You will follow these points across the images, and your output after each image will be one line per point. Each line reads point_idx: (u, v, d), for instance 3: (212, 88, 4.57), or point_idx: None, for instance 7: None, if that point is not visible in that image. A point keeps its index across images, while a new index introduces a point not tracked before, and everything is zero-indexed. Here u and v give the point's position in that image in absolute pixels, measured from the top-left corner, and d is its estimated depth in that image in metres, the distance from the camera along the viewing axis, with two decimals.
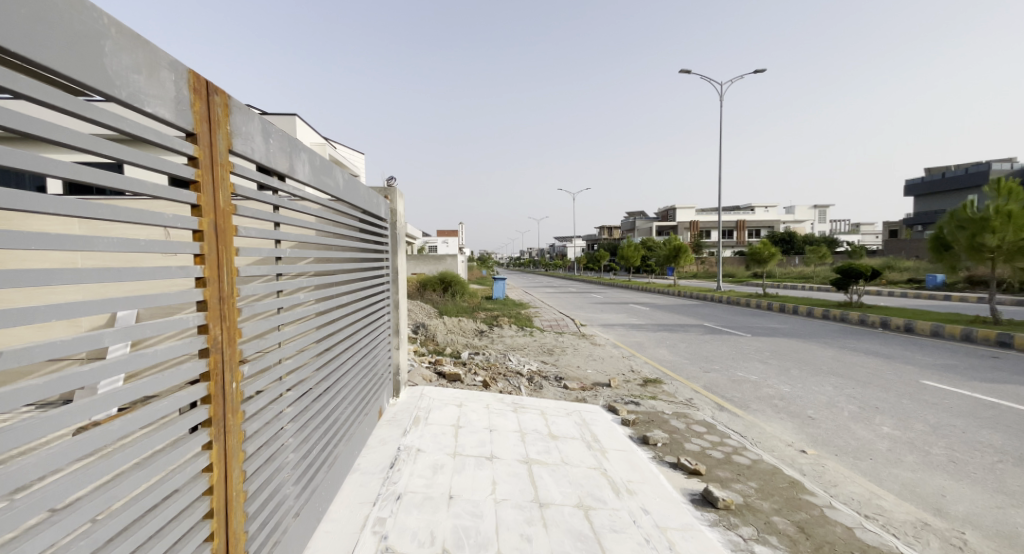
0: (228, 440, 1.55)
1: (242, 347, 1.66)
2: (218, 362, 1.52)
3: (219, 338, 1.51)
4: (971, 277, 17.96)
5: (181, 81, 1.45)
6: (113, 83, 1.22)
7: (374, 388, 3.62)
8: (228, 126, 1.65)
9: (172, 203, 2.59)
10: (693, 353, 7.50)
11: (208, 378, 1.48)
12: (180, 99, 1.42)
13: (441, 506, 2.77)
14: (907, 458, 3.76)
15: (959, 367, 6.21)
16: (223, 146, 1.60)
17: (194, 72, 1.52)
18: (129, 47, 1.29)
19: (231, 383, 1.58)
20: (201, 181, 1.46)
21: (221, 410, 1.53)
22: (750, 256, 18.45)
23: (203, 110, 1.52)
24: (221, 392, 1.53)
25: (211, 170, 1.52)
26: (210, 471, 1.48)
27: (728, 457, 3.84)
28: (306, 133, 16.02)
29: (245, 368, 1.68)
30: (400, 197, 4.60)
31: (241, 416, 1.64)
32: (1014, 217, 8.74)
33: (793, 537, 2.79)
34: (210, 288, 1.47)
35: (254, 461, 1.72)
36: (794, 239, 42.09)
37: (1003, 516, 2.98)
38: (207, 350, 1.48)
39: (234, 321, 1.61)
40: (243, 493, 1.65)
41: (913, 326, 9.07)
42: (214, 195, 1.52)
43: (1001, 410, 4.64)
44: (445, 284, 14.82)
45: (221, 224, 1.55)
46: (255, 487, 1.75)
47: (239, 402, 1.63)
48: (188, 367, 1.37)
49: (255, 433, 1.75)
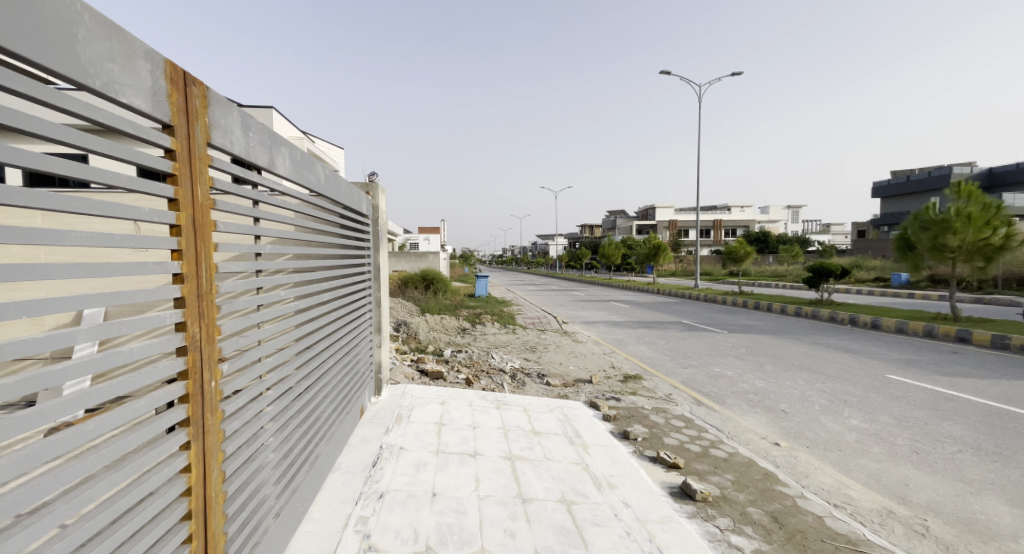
0: (206, 439, 1.57)
1: (221, 345, 1.67)
2: (196, 360, 1.53)
3: (197, 336, 1.53)
4: (933, 276, 18.68)
5: (157, 72, 1.43)
6: (87, 72, 1.21)
7: (355, 386, 3.64)
8: (206, 118, 1.63)
9: (147, 198, 2.55)
10: (672, 349, 7.67)
11: (185, 376, 1.49)
12: (156, 90, 1.41)
13: (424, 504, 2.82)
14: (873, 449, 3.94)
15: (921, 361, 6.48)
16: (201, 138, 1.59)
17: (170, 62, 1.50)
18: (104, 35, 1.27)
19: (209, 381, 1.59)
20: (178, 175, 1.45)
21: (200, 409, 1.55)
22: (727, 255, 18.84)
23: (180, 102, 1.51)
24: (199, 391, 1.54)
25: (188, 164, 1.51)
26: (188, 471, 1.50)
27: (705, 451, 3.97)
28: (283, 126, 15.75)
29: (224, 367, 1.69)
30: (381, 193, 4.60)
31: (220, 415, 1.66)
32: (974, 219, 9.13)
33: (767, 527, 2.91)
34: (188, 284, 1.48)
35: (233, 460, 1.74)
36: (768, 238, 43.12)
37: (963, 503, 3.16)
38: (184, 349, 1.49)
39: (212, 319, 1.62)
40: (223, 494, 1.67)
41: (880, 323, 9.40)
42: (192, 189, 1.52)
43: (960, 402, 4.88)
44: (427, 282, 14.79)
45: (199, 219, 1.55)
46: (234, 488, 1.77)
47: (218, 401, 1.65)
48: (165, 365, 1.39)
49: (234, 433, 1.77)
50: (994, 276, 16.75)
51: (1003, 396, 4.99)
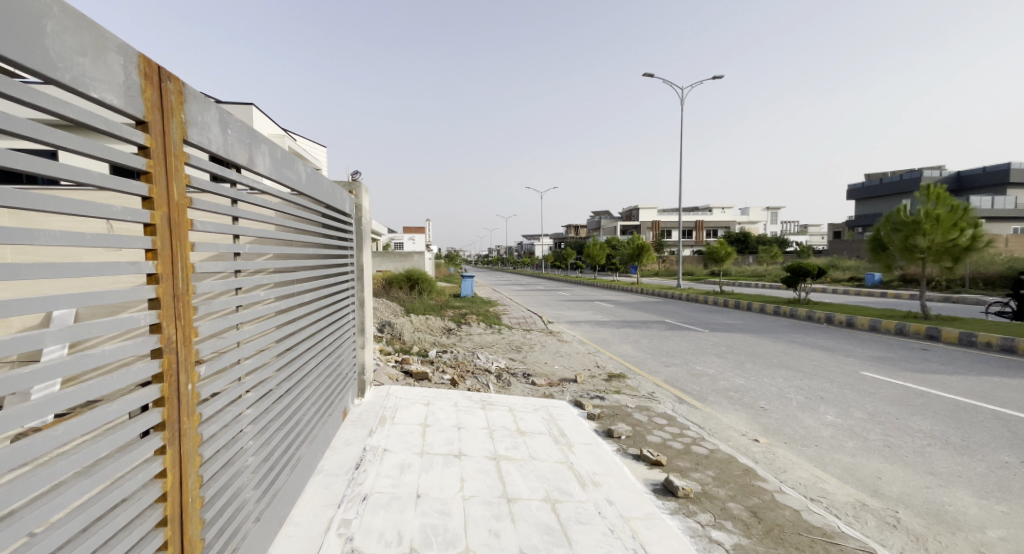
0: (183, 443, 1.52)
1: (198, 347, 1.63)
2: (172, 362, 1.48)
3: (172, 337, 1.48)
4: (904, 276, 19.20)
5: (131, 66, 1.38)
6: (56, 66, 1.15)
7: (338, 388, 3.63)
8: (183, 114, 1.58)
9: (121, 196, 2.51)
10: (655, 348, 7.77)
11: (161, 378, 1.45)
12: (130, 85, 1.36)
13: (409, 506, 2.84)
14: (848, 444, 4.06)
15: (893, 358, 6.68)
16: (177, 135, 1.54)
17: (145, 57, 1.45)
18: (74, 28, 1.22)
19: (186, 384, 1.55)
20: (153, 172, 1.41)
21: (176, 412, 1.50)
22: (708, 256, 19.12)
23: (155, 98, 1.46)
24: (175, 394, 1.50)
25: (163, 162, 1.46)
26: (163, 476, 1.45)
27: (687, 448, 4.04)
28: (264, 124, 15.56)
29: (202, 369, 1.65)
30: (364, 192, 4.59)
31: (197, 419, 1.62)
32: (942, 221, 9.43)
33: (746, 522, 2.98)
34: (163, 284, 1.43)
35: (211, 465, 1.70)
36: (748, 239, 43.92)
37: (932, 495, 3.27)
38: (159, 350, 1.44)
39: (189, 320, 1.58)
40: (199, 500, 1.63)
41: (854, 322, 9.64)
42: (167, 187, 1.47)
43: (930, 398, 5.04)
44: (412, 281, 14.74)
45: (175, 217, 1.50)
46: (212, 493, 1.74)
47: (195, 404, 1.61)
48: (139, 368, 1.34)
49: (211, 437, 1.73)
50: (961, 276, 17.31)
51: (970, 392, 5.17)
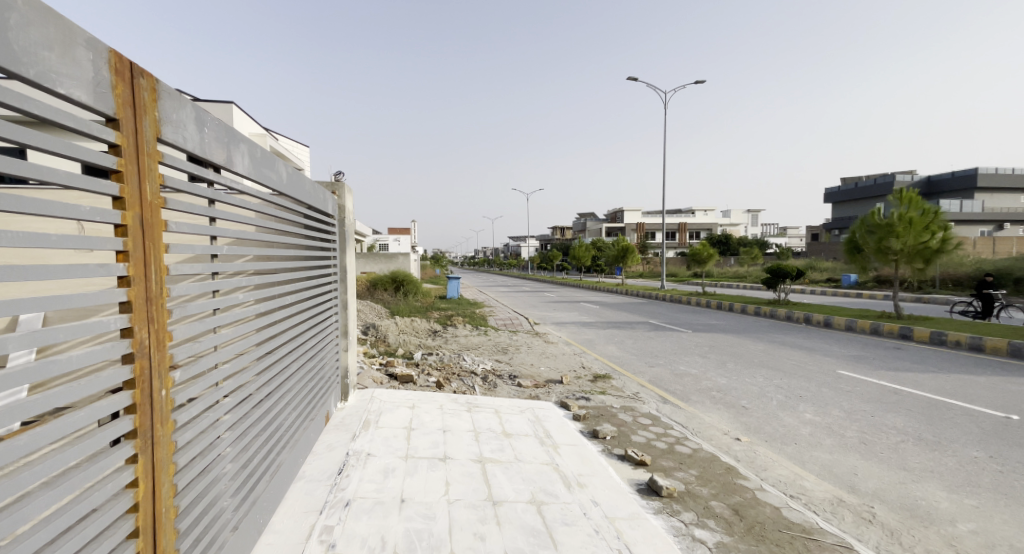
0: (155, 451, 1.50)
1: (172, 352, 1.61)
2: (145, 367, 1.46)
3: (145, 342, 1.46)
4: (879, 277, 19.65)
5: (101, 61, 1.37)
6: (20, 61, 1.13)
7: (321, 392, 3.60)
8: (156, 112, 1.57)
9: (93, 196, 2.45)
10: (639, 349, 7.84)
11: (133, 384, 1.43)
12: (99, 81, 1.34)
13: (393, 511, 2.83)
14: (825, 441, 4.15)
15: (868, 357, 6.84)
16: (150, 133, 1.53)
17: (116, 52, 1.44)
18: (39, 21, 1.20)
19: (159, 389, 1.53)
20: (124, 172, 1.39)
21: (149, 420, 1.47)
22: (690, 257, 19.34)
23: (127, 95, 1.45)
24: (148, 400, 1.47)
25: (136, 161, 1.45)
26: (135, 486, 1.42)
27: (670, 447, 4.09)
28: (244, 124, 15.35)
29: (177, 375, 1.63)
30: (347, 192, 4.58)
31: (171, 426, 1.60)
32: (915, 223, 9.67)
33: (728, 520, 3.03)
34: (135, 287, 1.42)
35: (186, 473, 1.68)
36: (730, 240, 44.58)
37: (905, 490, 3.35)
38: (131, 356, 1.42)
39: (163, 324, 1.56)
40: (174, 509, 1.60)
41: (832, 322, 9.84)
42: (140, 187, 1.46)
43: (904, 395, 5.16)
44: (397, 283, 14.66)
45: (148, 219, 1.49)
46: (188, 502, 1.71)
47: (169, 411, 1.59)
48: (109, 375, 1.32)
49: (187, 444, 1.71)
50: (932, 277, 17.78)
51: (942, 389, 5.31)
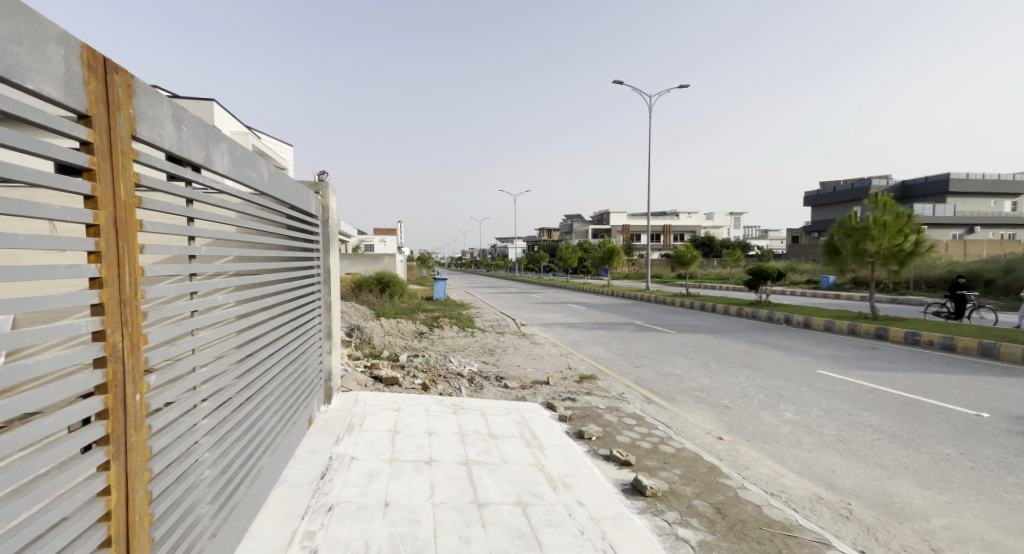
0: (129, 457, 1.48)
1: (148, 355, 1.59)
2: (118, 371, 1.45)
3: (118, 346, 1.44)
4: (856, 278, 20.08)
5: (72, 57, 1.34)
6: None
7: (303, 395, 3.58)
8: (130, 110, 1.56)
9: (66, 195, 2.39)
10: (624, 350, 7.90)
11: (105, 389, 1.41)
12: (70, 77, 1.32)
13: (376, 515, 2.82)
14: (805, 439, 4.22)
15: (846, 357, 6.98)
16: (124, 131, 1.51)
17: (88, 48, 1.42)
18: (8, 16, 1.18)
19: (133, 395, 1.51)
20: (96, 170, 1.38)
21: (122, 426, 1.46)
22: (674, 259, 19.54)
23: (100, 91, 1.43)
24: (121, 406, 1.46)
25: (109, 159, 1.43)
26: (107, 494, 1.40)
27: (655, 447, 4.13)
28: (225, 122, 15.14)
29: (152, 379, 1.62)
30: (331, 192, 4.55)
31: (145, 432, 1.58)
32: (889, 227, 9.90)
33: (711, 518, 3.07)
34: (107, 289, 1.40)
35: (161, 479, 1.66)
36: (713, 243, 45.20)
37: (881, 487, 3.43)
38: (103, 360, 1.41)
39: (137, 327, 1.54)
40: (148, 517, 1.58)
41: (811, 322, 10.02)
42: (113, 187, 1.44)
43: (879, 394, 5.28)
44: (382, 284, 14.60)
45: (122, 218, 1.47)
46: (163, 509, 1.69)
47: (143, 416, 1.57)
48: (79, 380, 1.30)
49: (162, 449, 1.69)
50: (906, 278, 18.23)
51: (916, 388, 5.44)
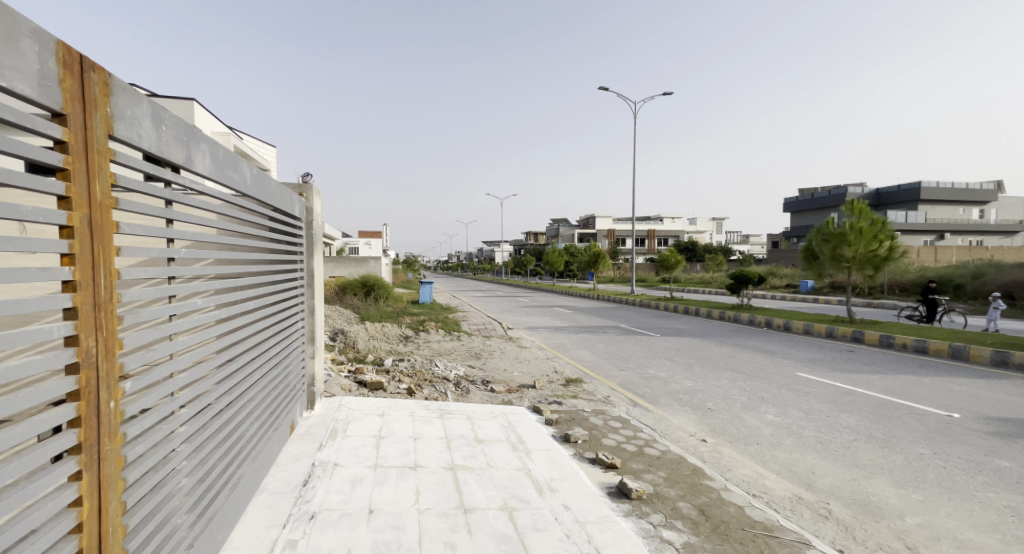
0: (102, 466, 1.46)
1: (123, 361, 1.57)
2: (91, 378, 1.43)
3: (92, 350, 1.43)
4: (833, 282, 20.50)
5: (48, 53, 1.33)
6: None
7: (285, 401, 3.54)
8: (107, 108, 1.54)
9: (40, 198, 2.32)
10: (610, 353, 7.95)
11: (77, 397, 1.39)
12: (45, 73, 1.30)
13: (360, 523, 2.81)
14: (786, 441, 4.30)
15: (824, 360, 7.12)
16: (100, 130, 1.50)
17: (63, 45, 1.40)
18: None
19: (107, 401, 1.49)
20: (71, 170, 1.37)
21: (95, 433, 1.44)
22: (658, 263, 19.74)
23: (76, 89, 1.41)
24: (94, 414, 1.44)
25: (85, 159, 1.42)
26: (79, 505, 1.39)
27: (640, 450, 4.17)
28: (205, 122, 14.93)
29: (127, 385, 1.60)
30: (315, 195, 4.52)
31: (120, 440, 1.56)
32: (864, 233, 10.13)
33: (695, 520, 3.11)
34: (81, 292, 1.39)
35: (136, 488, 1.64)
36: (695, 247, 45.89)
37: (859, 486, 3.50)
38: (76, 366, 1.39)
39: (113, 332, 1.53)
40: (123, 528, 1.57)
41: (791, 326, 10.21)
42: (89, 187, 1.43)
43: (856, 395, 5.40)
44: (367, 288, 14.50)
45: (97, 219, 1.46)
46: (138, 520, 1.66)
47: (118, 423, 1.55)
48: (49, 387, 1.28)
49: (138, 458, 1.67)
50: (881, 283, 18.67)
51: (891, 390, 5.58)
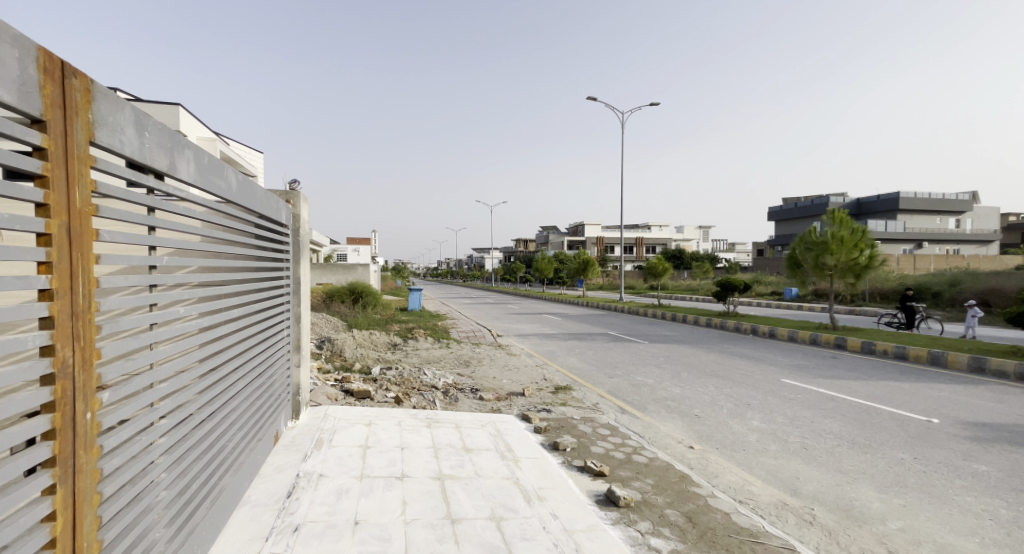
0: (77, 479, 1.44)
1: (100, 371, 1.55)
2: (67, 389, 1.41)
3: (68, 360, 1.41)
4: (817, 290, 20.80)
5: (28, 60, 1.32)
6: None
7: (269, 411, 3.50)
8: (89, 114, 1.53)
9: (20, 205, 2.28)
10: (599, 360, 7.96)
11: (52, 408, 1.37)
12: (25, 80, 1.29)
13: (345, 535, 2.78)
14: (771, 447, 4.34)
15: (808, 366, 7.20)
16: (81, 137, 1.49)
17: (45, 51, 1.39)
18: None
19: (83, 412, 1.47)
20: (49, 178, 1.36)
21: (70, 446, 1.42)
22: (646, 270, 19.87)
23: (56, 95, 1.40)
24: (69, 425, 1.42)
25: (64, 166, 1.41)
26: (52, 520, 1.36)
27: (627, 457, 4.18)
28: (190, 127, 14.81)
29: (104, 395, 1.57)
30: (302, 201, 4.50)
31: (96, 452, 1.53)
32: (846, 241, 10.29)
33: (682, 527, 3.12)
34: (58, 301, 1.37)
35: (112, 502, 1.61)
36: (683, 254, 46.33)
37: (842, 492, 3.54)
38: (51, 376, 1.37)
39: (89, 341, 1.51)
40: (98, 543, 1.54)
41: (776, 333, 10.31)
42: (68, 195, 1.42)
43: (839, 402, 5.46)
44: (355, 294, 14.41)
45: (76, 227, 1.45)
46: (114, 535, 1.63)
47: (94, 435, 1.53)
48: (23, 397, 1.25)
49: (114, 471, 1.64)
50: (862, 290, 18.99)
51: (873, 395, 5.65)
